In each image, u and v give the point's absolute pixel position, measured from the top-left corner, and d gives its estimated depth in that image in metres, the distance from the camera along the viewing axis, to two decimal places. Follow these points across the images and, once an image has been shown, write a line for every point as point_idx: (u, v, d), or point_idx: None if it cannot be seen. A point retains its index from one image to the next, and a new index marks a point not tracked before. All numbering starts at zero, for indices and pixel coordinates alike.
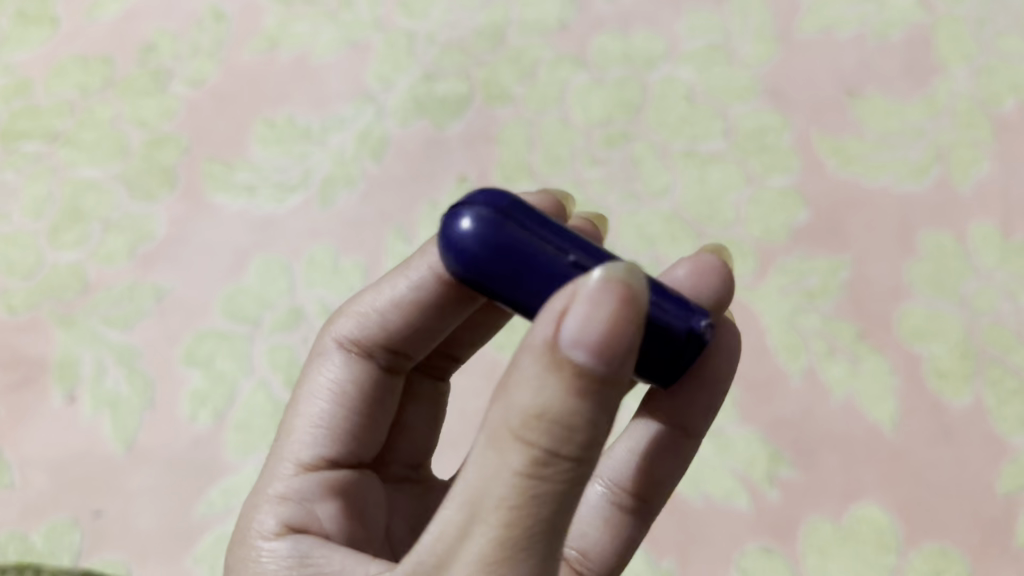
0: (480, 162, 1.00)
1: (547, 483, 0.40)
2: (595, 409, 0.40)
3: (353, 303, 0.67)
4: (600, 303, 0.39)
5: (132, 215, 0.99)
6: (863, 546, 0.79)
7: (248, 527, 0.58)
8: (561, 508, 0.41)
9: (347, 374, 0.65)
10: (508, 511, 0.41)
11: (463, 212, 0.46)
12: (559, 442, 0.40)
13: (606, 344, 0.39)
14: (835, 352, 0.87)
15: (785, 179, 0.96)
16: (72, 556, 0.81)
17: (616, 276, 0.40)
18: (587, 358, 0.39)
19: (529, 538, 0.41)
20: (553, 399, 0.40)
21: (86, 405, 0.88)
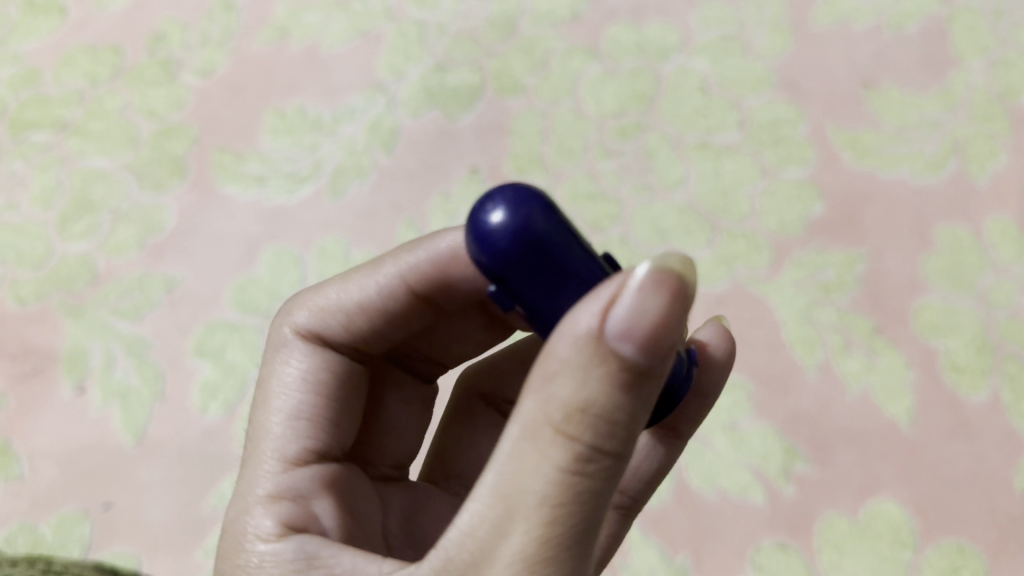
0: (492, 154, 0.99)
1: (590, 480, 0.39)
2: (635, 402, 0.39)
3: (309, 299, 0.64)
4: (650, 293, 0.38)
5: (142, 205, 0.98)
6: (879, 542, 0.78)
7: (242, 533, 0.54)
8: (599, 508, 0.40)
9: (317, 368, 0.62)
10: (547, 509, 0.38)
11: (495, 203, 0.44)
12: (603, 436, 0.39)
13: (656, 336, 0.38)
14: (850, 346, 0.86)
15: (801, 172, 0.95)
16: (82, 548, 0.81)
17: (665, 268, 0.39)
18: (636, 351, 0.38)
19: (569, 539, 0.39)
20: (597, 390, 0.38)
21: (95, 396, 0.87)
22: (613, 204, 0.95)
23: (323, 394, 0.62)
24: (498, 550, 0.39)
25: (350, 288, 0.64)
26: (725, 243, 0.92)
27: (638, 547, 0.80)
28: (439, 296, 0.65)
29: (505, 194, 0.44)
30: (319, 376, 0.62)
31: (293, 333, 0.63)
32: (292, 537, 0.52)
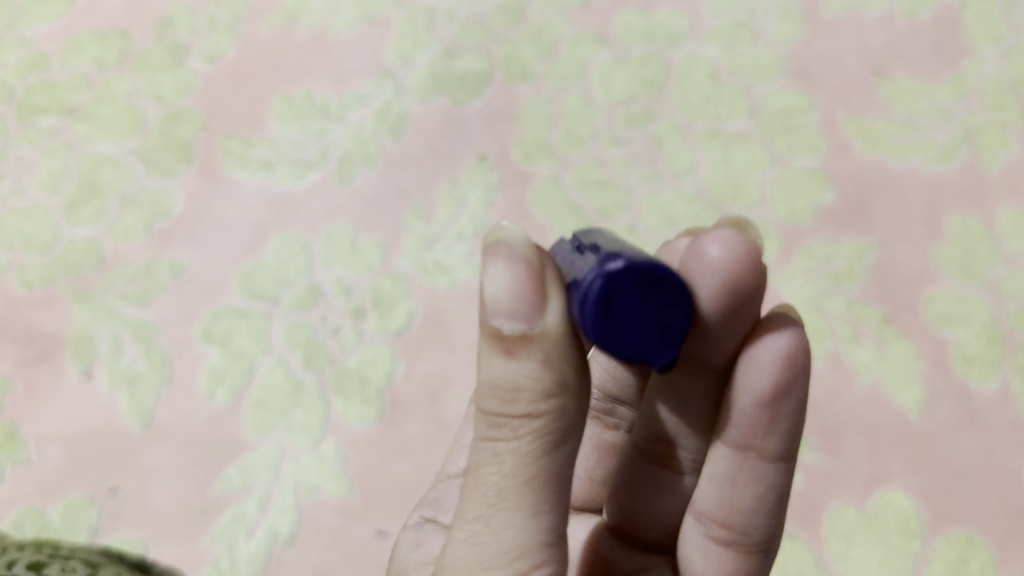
0: (500, 140, 0.99)
1: (508, 443, 0.43)
2: (535, 368, 0.42)
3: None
4: (507, 264, 0.42)
5: (149, 190, 0.98)
6: (887, 531, 0.78)
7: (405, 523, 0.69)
8: (535, 467, 0.43)
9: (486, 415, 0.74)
10: (488, 472, 0.44)
11: None
12: (504, 404, 0.42)
13: (519, 302, 0.42)
14: (859, 336, 0.85)
15: (811, 160, 0.95)
16: (89, 533, 0.81)
17: (516, 241, 0.43)
18: (503, 322, 0.42)
19: (504, 496, 0.44)
20: (493, 362, 0.42)
21: (103, 381, 0.87)
22: (622, 191, 0.94)
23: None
24: (467, 508, 0.45)
25: None
26: None
27: None
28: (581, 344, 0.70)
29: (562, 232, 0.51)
30: None
31: None
32: (424, 524, 0.66)
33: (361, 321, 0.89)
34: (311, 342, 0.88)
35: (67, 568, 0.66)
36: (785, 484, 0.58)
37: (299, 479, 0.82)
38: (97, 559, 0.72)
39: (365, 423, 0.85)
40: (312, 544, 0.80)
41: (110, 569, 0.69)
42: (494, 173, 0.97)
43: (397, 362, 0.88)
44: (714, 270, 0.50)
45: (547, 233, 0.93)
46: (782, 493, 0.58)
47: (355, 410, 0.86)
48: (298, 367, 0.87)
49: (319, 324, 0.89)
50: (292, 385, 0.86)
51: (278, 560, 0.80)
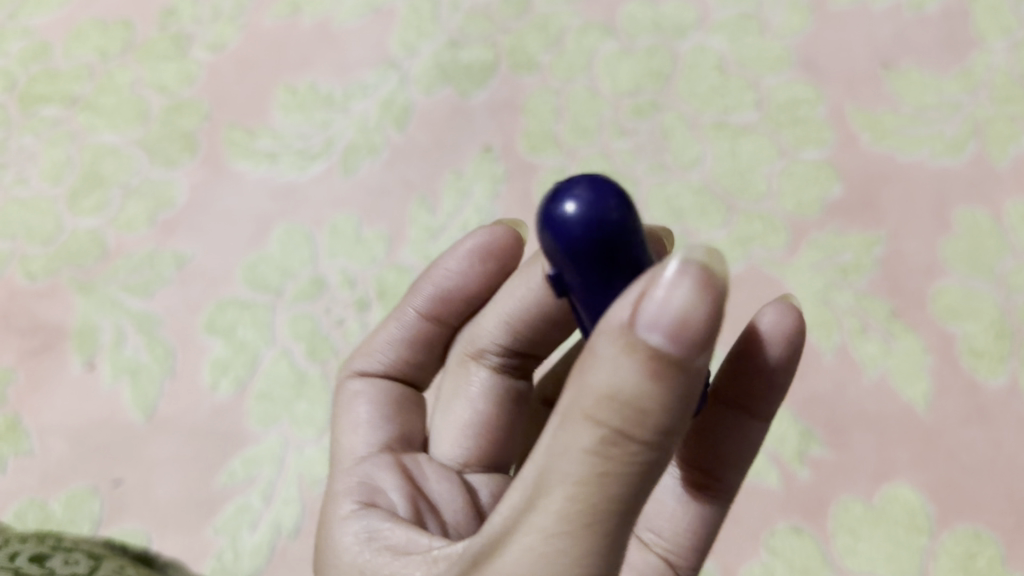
0: (505, 132, 0.98)
1: (615, 464, 0.38)
2: (670, 392, 0.38)
3: (361, 348, 0.72)
4: (688, 278, 0.39)
5: (153, 181, 0.97)
6: (894, 526, 0.77)
7: (324, 526, 0.56)
8: (628, 494, 0.39)
9: (378, 388, 0.68)
10: (568, 494, 0.39)
11: (570, 192, 0.42)
12: (630, 423, 0.38)
13: (690, 323, 0.38)
14: (867, 329, 0.85)
15: (818, 152, 0.94)
16: (92, 525, 0.80)
17: (692, 266, 0.39)
18: (664, 341, 0.38)
19: (587, 518, 0.38)
20: (625, 375, 0.38)
21: (106, 372, 0.87)
22: (628, 183, 0.94)
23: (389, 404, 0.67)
24: (527, 528, 0.40)
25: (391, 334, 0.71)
26: (741, 224, 0.91)
27: None
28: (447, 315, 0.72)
29: (582, 182, 0.42)
30: (382, 397, 0.67)
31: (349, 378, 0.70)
32: (366, 513, 0.55)
33: (366, 313, 0.89)
34: (315, 334, 0.88)
35: (69, 560, 0.66)
36: (758, 438, 0.62)
37: (303, 471, 0.82)
38: (100, 551, 0.72)
39: None
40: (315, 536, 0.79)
41: (113, 562, 0.69)
42: (499, 164, 0.96)
43: None
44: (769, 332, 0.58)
45: None
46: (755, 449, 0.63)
47: None
48: (302, 358, 0.87)
49: (323, 315, 0.88)
50: (297, 376, 0.86)
51: (282, 553, 0.79)
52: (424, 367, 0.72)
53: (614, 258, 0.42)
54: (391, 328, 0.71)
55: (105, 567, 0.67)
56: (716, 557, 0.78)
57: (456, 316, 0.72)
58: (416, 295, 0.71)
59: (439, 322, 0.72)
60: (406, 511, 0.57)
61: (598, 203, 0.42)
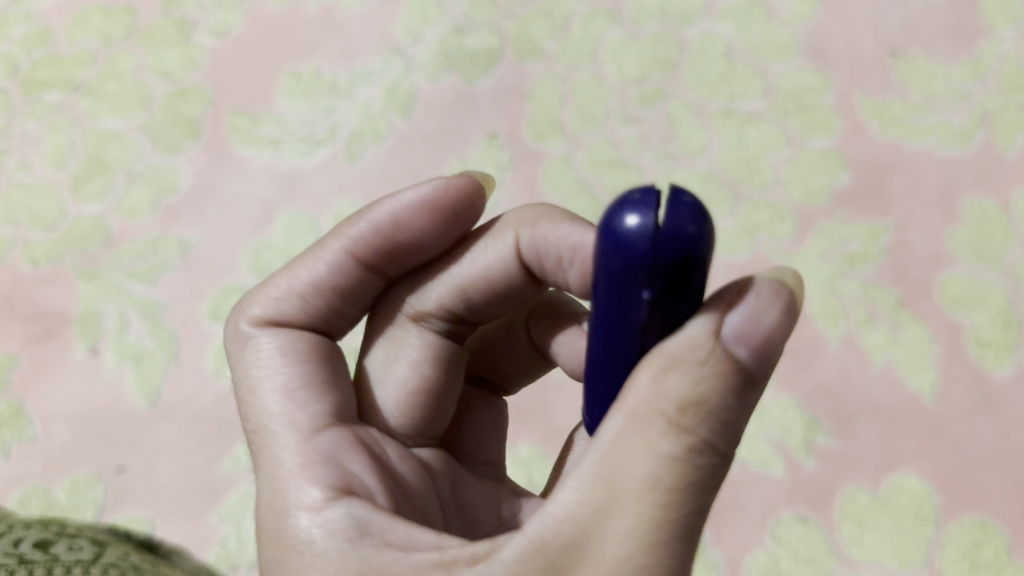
0: (511, 119, 0.98)
1: (700, 473, 0.37)
2: (741, 407, 0.38)
3: (262, 290, 0.58)
4: (775, 300, 0.38)
5: (156, 167, 0.97)
6: (900, 515, 0.77)
7: (278, 511, 0.47)
8: (705, 503, 0.38)
9: (294, 345, 0.55)
10: (650, 501, 0.37)
11: (634, 208, 0.36)
12: (716, 433, 0.37)
13: (773, 343, 0.38)
14: (874, 318, 0.84)
15: (825, 141, 0.94)
16: (96, 511, 0.80)
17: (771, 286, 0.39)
18: (748, 356, 0.38)
19: (673, 527, 0.37)
20: (708, 385, 0.37)
21: (109, 358, 0.86)
22: (634, 171, 0.93)
23: (319, 368, 0.54)
24: (601, 539, 0.37)
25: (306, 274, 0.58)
26: (747, 212, 0.90)
27: None
28: (386, 265, 0.59)
29: (684, 199, 0.36)
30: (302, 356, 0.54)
31: (252, 325, 0.56)
32: (346, 501, 0.46)
33: None
34: None
35: (73, 546, 0.66)
36: None
37: None
38: (104, 537, 0.72)
39: None
40: None
41: (116, 549, 0.69)
42: (504, 152, 0.96)
43: None
44: None
45: None
46: None
47: None
48: None
49: None
50: None
51: None
52: (340, 317, 0.59)
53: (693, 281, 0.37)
54: (308, 265, 0.58)
55: (108, 554, 0.66)
56: (722, 547, 0.77)
57: (387, 263, 0.59)
58: (342, 232, 0.58)
59: (365, 268, 0.59)
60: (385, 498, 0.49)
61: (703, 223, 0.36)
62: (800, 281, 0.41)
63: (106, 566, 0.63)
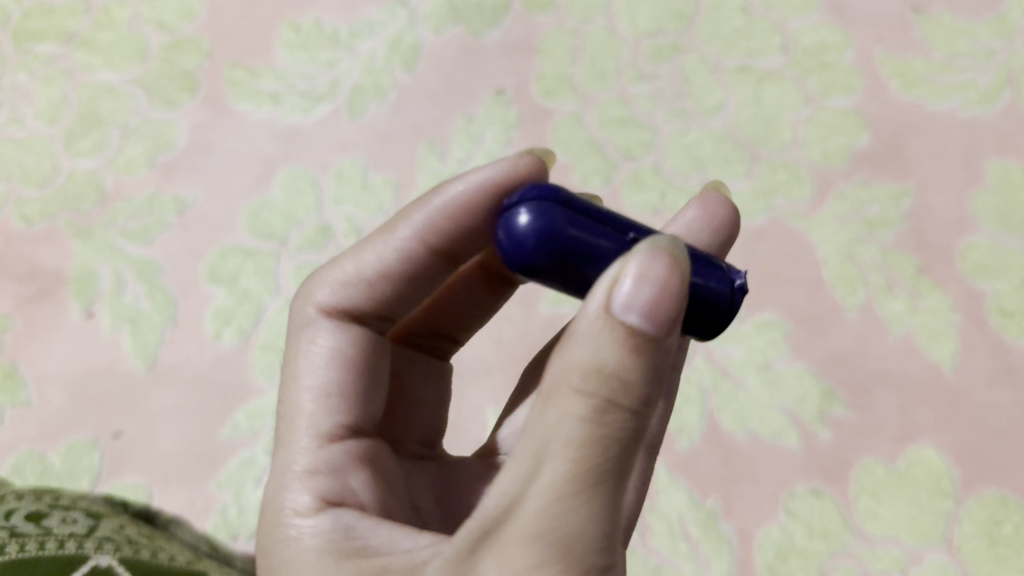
0: (519, 74, 0.94)
1: (610, 434, 0.37)
2: (650, 368, 0.37)
3: (328, 271, 0.58)
4: (663, 261, 0.38)
5: (152, 121, 0.94)
6: (917, 490, 0.75)
7: (274, 509, 0.50)
8: (624, 464, 0.37)
9: (349, 342, 0.56)
10: (563, 468, 0.37)
11: (521, 208, 0.43)
12: (617, 392, 0.37)
13: (667, 303, 0.37)
14: (893, 286, 0.82)
15: (845, 100, 0.90)
16: (92, 480, 0.77)
17: (663, 251, 0.39)
18: (641, 319, 0.37)
19: (585, 491, 0.37)
20: (605, 352, 0.37)
21: (105, 320, 0.84)
22: (646, 129, 0.90)
23: (355, 366, 0.55)
24: (522, 511, 0.37)
25: (372, 258, 0.57)
26: (764, 173, 0.87)
27: (666, 489, 0.76)
28: (459, 251, 0.57)
29: (533, 193, 0.43)
30: (342, 361, 0.55)
31: (318, 312, 0.57)
32: (338, 511, 0.48)
33: None
34: None
35: (65, 520, 0.64)
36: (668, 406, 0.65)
37: None
38: (99, 510, 0.70)
39: None
40: None
41: (109, 525, 0.66)
42: (512, 109, 0.92)
43: None
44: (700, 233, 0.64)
45: (567, 173, 0.89)
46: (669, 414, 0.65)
47: None
48: None
49: None
50: None
51: None
52: (404, 304, 0.58)
53: (588, 260, 0.42)
54: (380, 253, 0.57)
55: (101, 528, 0.64)
56: (734, 520, 0.74)
57: (459, 253, 0.57)
58: (412, 220, 0.56)
59: (434, 255, 0.57)
60: (373, 506, 0.51)
61: (551, 207, 0.42)
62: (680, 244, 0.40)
63: (100, 540, 0.62)
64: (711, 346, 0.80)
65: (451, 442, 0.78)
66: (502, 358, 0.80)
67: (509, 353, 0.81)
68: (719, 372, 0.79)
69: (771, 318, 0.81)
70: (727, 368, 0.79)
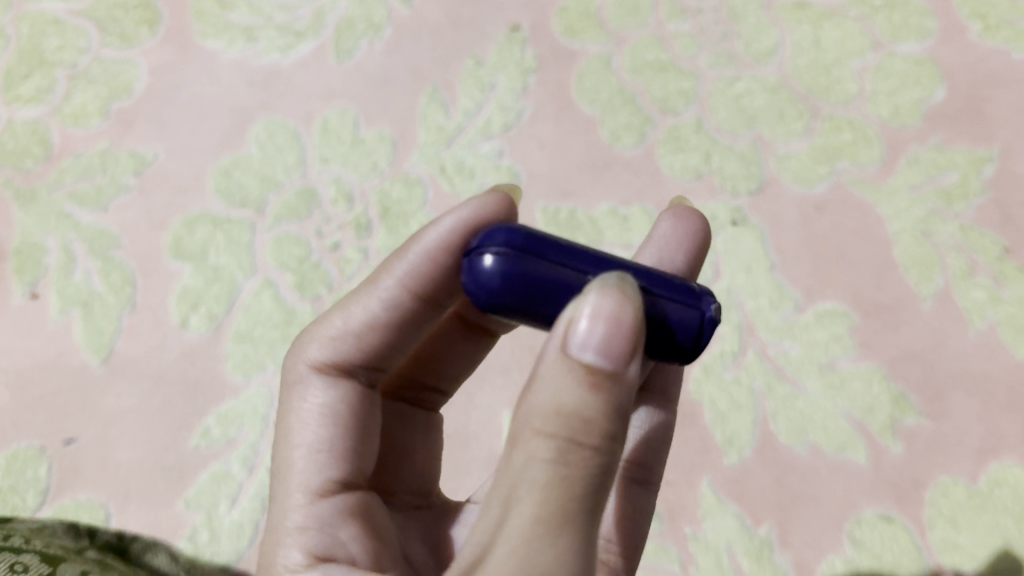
0: (536, 8, 0.80)
1: (576, 477, 0.32)
2: (614, 404, 0.33)
3: (317, 326, 0.49)
4: (624, 299, 0.33)
5: (105, 61, 0.80)
6: (1003, 516, 0.63)
7: (266, 564, 0.43)
8: (596, 506, 0.33)
9: (343, 398, 0.47)
10: (530, 514, 0.33)
11: (482, 246, 0.36)
12: (579, 432, 0.32)
13: (625, 338, 0.33)
14: (974, 270, 0.69)
15: (918, 45, 0.77)
16: (38, 496, 0.66)
17: (615, 286, 0.34)
18: (599, 356, 0.32)
19: (554, 538, 0.33)
20: (565, 391, 0.32)
21: (52, 304, 0.71)
22: (686, 77, 0.77)
23: (350, 415, 0.47)
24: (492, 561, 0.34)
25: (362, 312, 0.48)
26: (826, 132, 0.74)
27: (713, 512, 0.65)
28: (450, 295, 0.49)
29: (506, 231, 0.36)
30: (338, 414, 0.46)
31: (311, 368, 0.47)
32: (328, 566, 0.41)
33: (366, 238, 0.72)
34: (304, 262, 0.72)
35: (15, 565, 0.51)
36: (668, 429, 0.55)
37: None
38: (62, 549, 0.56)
39: None
40: None
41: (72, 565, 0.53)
42: (528, 50, 0.79)
43: None
44: (674, 241, 0.54)
45: (594, 129, 0.76)
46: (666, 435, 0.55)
47: None
48: (288, 291, 0.71)
49: (314, 237, 0.72)
50: (283, 313, 0.70)
51: None
52: (396, 354, 0.49)
53: (552, 310, 0.36)
54: (369, 307, 0.48)
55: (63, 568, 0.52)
56: (791, 551, 0.64)
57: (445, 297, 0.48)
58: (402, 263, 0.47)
59: (427, 305, 0.48)
60: (368, 561, 0.43)
61: (521, 250, 0.36)
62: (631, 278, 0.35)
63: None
64: (765, 340, 0.68)
65: (460, 455, 0.67)
66: (519, 352, 0.69)
67: (527, 348, 0.69)
68: (774, 373, 0.68)
69: (830, 307, 0.69)
70: (782, 366, 0.68)
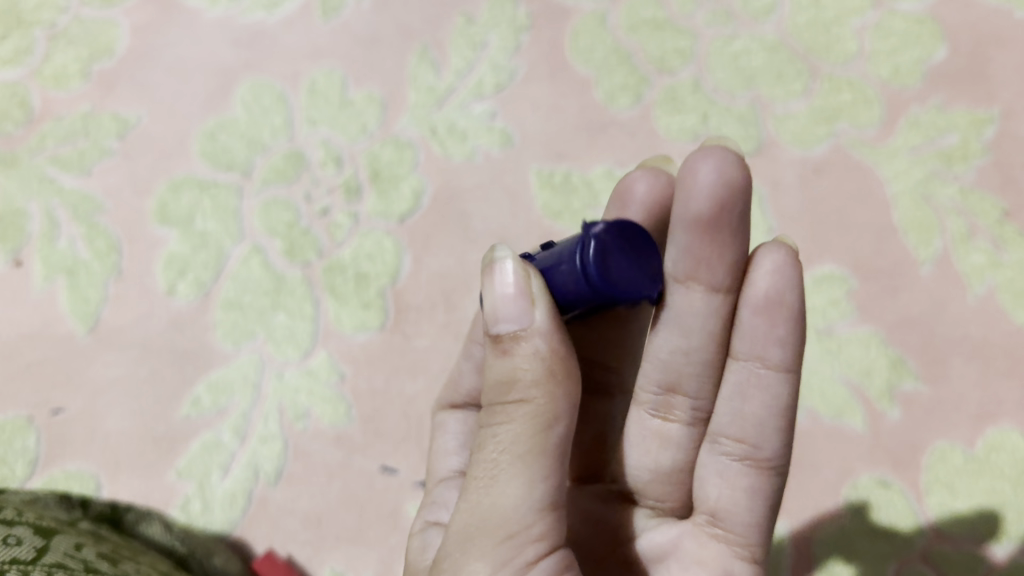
0: None
1: (505, 428, 0.37)
2: (532, 359, 0.36)
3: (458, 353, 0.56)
4: (506, 267, 0.38)
5: (84, 21, 0.78)
6: (1000, 480, 0.63)
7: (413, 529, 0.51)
8: (537, 453, 0.36)
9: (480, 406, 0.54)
10: (481, 471, 0.37)
11: None
12: (503, 389, 0.37)
13: (521, 298, 0.37)
14: (973, 233, 0.68)
15: (918, 2, 0.75)
16: (27, 467, 0.65)
17: (492, 263, 0.38)
18: (504, 323, 0.37)
19: (491, 483, 0.37)
20: (494, 362, 0.37)
21: (37, 271, 0.70)
22: (684, 36, 0.75)
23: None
24: (458, 517, 0.38)
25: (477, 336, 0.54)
26: (825, 93, 0.73)
27: None
28: None
29: None
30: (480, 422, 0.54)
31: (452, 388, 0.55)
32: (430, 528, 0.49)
33: (356, 202, 0.71)
34: (294, 228, 0.70)
35: (8, 538, 0.48)
36: (773, 397, 0.47)
37: (284, 401, 0.66)
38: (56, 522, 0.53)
39: (364, 333, 0.68)
40: (304, 482, 0.64)
41: (70, 537, 0.50)
42: (522, 8, 0.77)
43: (403, 255, 0.70)
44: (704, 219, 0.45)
45: (589, 90, 0.74)
46: (774, 404, 0.47)
47: (351, 316, 0.68)
48: (278, 258, 0.70)
49: (303, 202, 0.71)
50: (274, 281, 0.69)
51: (261, 502, 0.64)
52: None
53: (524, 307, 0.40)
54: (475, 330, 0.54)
55: (58, 536, 0.50)
56: (787, 517, 0.63)
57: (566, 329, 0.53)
58: None
59: None
60: None
61: None
62: (493, 252, 0.39)
63: (49, 572, 0.45)
64: None
65: None
66: None
67: None
68: None
69: (830, 269, 0.68)
70: None
